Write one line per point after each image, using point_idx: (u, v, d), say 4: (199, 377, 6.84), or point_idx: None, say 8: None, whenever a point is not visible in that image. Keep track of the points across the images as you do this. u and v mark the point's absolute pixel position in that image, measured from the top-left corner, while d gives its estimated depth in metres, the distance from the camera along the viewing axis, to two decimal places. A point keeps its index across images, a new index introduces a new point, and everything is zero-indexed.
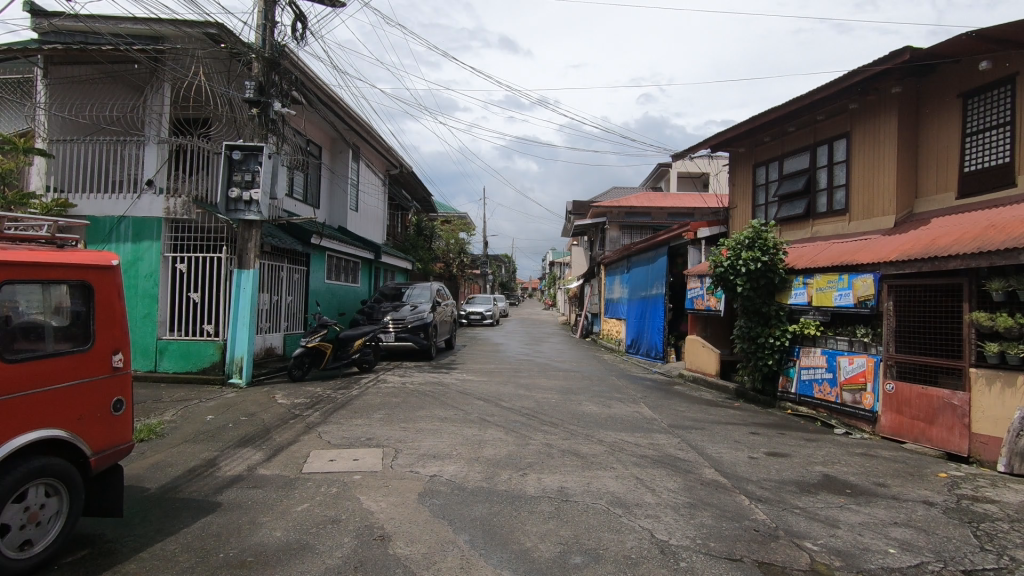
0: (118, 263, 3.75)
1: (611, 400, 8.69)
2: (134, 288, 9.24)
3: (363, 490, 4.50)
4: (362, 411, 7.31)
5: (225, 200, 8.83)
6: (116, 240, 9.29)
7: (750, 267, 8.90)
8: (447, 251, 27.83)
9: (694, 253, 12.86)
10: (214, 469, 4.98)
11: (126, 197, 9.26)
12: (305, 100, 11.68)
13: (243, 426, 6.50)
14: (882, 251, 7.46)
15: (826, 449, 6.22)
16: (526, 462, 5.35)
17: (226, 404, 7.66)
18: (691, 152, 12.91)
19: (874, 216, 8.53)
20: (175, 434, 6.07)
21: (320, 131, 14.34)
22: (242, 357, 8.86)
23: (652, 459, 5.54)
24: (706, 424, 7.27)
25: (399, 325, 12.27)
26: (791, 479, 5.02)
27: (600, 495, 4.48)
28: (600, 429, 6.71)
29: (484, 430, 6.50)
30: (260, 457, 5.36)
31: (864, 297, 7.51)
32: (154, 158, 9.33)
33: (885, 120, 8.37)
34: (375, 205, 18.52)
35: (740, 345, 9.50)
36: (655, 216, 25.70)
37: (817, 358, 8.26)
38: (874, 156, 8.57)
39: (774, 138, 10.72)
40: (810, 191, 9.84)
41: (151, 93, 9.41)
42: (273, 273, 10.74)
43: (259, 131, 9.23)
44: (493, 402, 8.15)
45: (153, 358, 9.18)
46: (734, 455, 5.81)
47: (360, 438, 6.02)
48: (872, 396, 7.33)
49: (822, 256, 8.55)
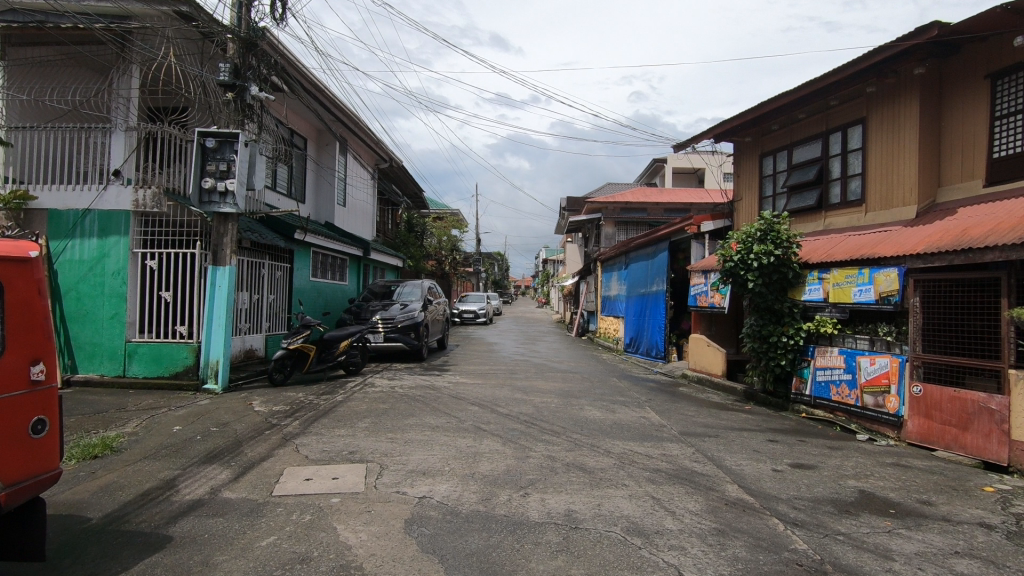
0: (38, 255, 3.15)
1: (614, 404, 8.11)
2: (100, 287, 8.59)
3: (341, 518, 3.90)
4: (346, 420, 6.70)
5: (198, 191, 8.21)
6: (82, 235, 8.64)
7: (763, 261, 8.37)
8: (440, 248, 27.13)
9: (697, 248, 12.19)
10: (171, 492, 4.35)
11: (91, 188, 8.61)
12: (288, 88, 11.00)
13: (213, 438, 5.87)
14: (906, 243, 6.94)
15: (855, 460, 5.67)
16: (527, 479, 4.76)
17: (197, 412, 7.00)
18: (693, 143, 12.33)
19: (893, 206, 8.01)
20: (135, 448, 5.44)
21: (305, 121, 13.69)
22: (217, 360, 8.24)
23: (668, 474, 4.98)
24: (719, 431, 6.71)
25: (389, 325, 11.65)
26: (825, 497, 4.48)
27: (614, 521, 3.91)
28: (605, 438, 6.15)
29: (479, 440, 5.91)
30: (227, 476, 4.73)
31: (887, 293, 6.96)
32: (121, 146, 8.63)
33: (905, 104, 7.86)
34: (364, 201, 17.87)
35: (749, 343, 8.94)
36: (651, 212, 25.27)
37: (835, 358, 7.73)
38: (893, 142, 8.05)
39: (783, 126, 10.19)
40: (822, 181, 9.31)
41: (117, 76, 8.68)
42: (252, 270, 10.08)
43: (235, 117, 8.58)
44: (488, 407, 7.57)
45: (121, 362, 8.51)
46: (757, 468, 5.25)
47: (341, 452, 5.41)
48: (898, 400, 6.79)
49: (838, 249, 8.02)
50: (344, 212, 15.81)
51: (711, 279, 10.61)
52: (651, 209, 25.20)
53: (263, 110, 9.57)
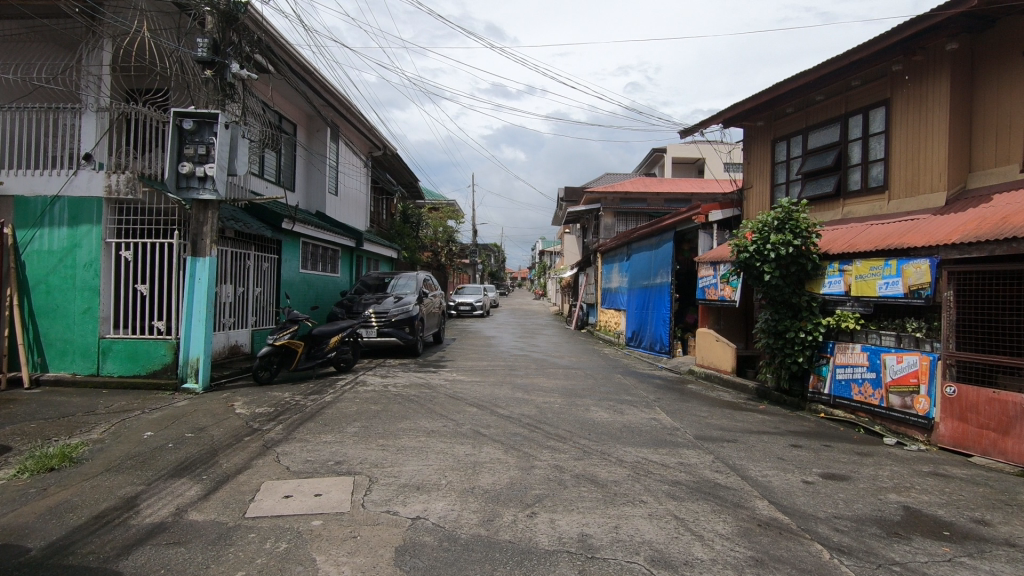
0: None
1: (622, 405, 7.61)
2: (71, 279, 8.01)
3: (321, 546, 3.39)
4: (334, 424, 6.18)
5: (174, 176, 7.64)
6: (51, 224, 8.05)
7: (780, 252, 7.84)
8: (435, 239, 26.43)
9: (705, 239, 11.66)
10: (130, 514, 3.82)
11: (60, 173, 8.02)
12: (273, 68, 10.37)
13: (186, 446, 5.34)
14: (938, 232, 6.44)
15: (889, 469, 5.18)
16: (533, 495, 4.25)
17: (172, 415, 6.46)
18: (701, 129, 11.78)
19: (919, 193, 7.50)
20: (98, 459, 4.92)
21: (293, 105, 13.06)
22: (197, 358, 7.70)
23: (689, 487, 4.48)
24: (737, 435, 6.24)
25: (382, 319, 11.15)
26: (868, 517, 3.99)
27: (635, 548, 3.43)
28: (616, 445, 5.63)
29: (479, 448, 5.40)
30: (196, 493, 4.20)
31: (917, 286, 6.46)
32: (92, 128, 8.02)
33: (934, 83, 7.34)
34: (357, 189, 17.27)
35: (763, 339, 8.45)
36: (651, 202, 24.78)
37: (857, 356, 7.23)
38: (920, 125, 7.53)
39: (798, 109, 9.65)
40: (840, 167, 8.78)
41: (87, 51, 8.05)
42: (236, 261, 9.51)
43: (215, 97, 7.99)
44: (488, 408, 7.06)
45: (94, 359, 7.96)
46: (786, 480, 4.75)
47: (327, 463, 4.89)
48: (928, 400, 6.31)
49: (860, 239, 7.51)
50: (335, 202, 15.21)
51: (721, 271, 10.10)
52: (651, 200, 24.68)
53: (246, 90, 8.95)
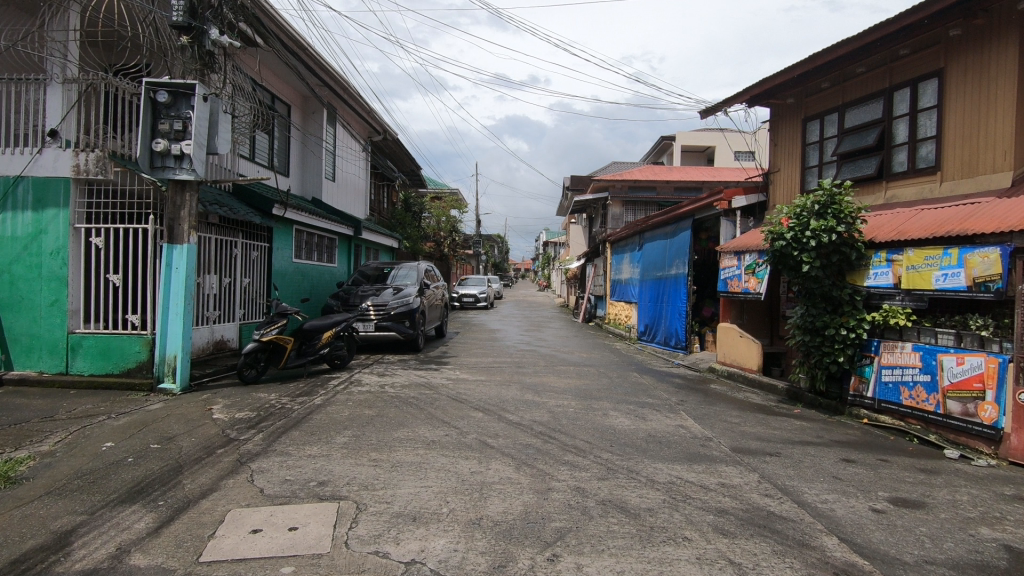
0: None
1: (643, 409, 6.85)
2: (37, 269, 7.28)
3: None
4: (322, 433, 5.44)
5: (148, 154, 6.87)
6: (13, 207, 7.31)
7: (821, 240, 7.06)
8: (438, 228, 25.61)
9: (728, 226, 10.79)
10: (56, 558, 3.09)
11: (24, 151, 7.26)
12: (260, 39, 9.58)
13: (147, 461, 4.61)
14: (1010, 217, 5.63)
15: (966, 492, 4.42)
16: (553, 530, 3.51)
17: (140, 422, 5.73)
18: (723, 108, 10.95)
19: (978, 174, 6.69)
20: (40, 479, 4.20)
21: (285, 83, 12.25)
22: (175, 356, 6.97)
23: (739, 519, 3.73)
24: (778, 447, 5.48)
25: (381, 312, 10.37)
26: (968, 563, 3.23)
27: None
28: (644, 460, 4.89)
29: (486, 464, 4.66)
30: (146, 526, 3.47)
31: (984, 279, 5.64)
32: (57, 102, 7.24)
33: (1000, 49, 6.52)
34: (356, 175, 16.49)
35: (798, 335, 7.67)
36: (660, 191, 23.90)
37: (908, 356, 6.45)
38: (981, 97, 6.70)
39: (834, 84, 8.82)
40: (883, 147, 7.96)
41: (50, 16, 7.26)
42: (222, 250, 8.77)
43: (192, 66, 7.20)
44: (495, 413, 6.31)
45: (63, 356, 7.26)
46: (852, 509, 3.99)
47: (308, 484, 4.15)
48: (995, 408, 5.54)
49: (912, 225, 6.70)
50: (332, 187, 14.42)
51: (746, 261, 9.31)
52: (660, 188, 23.80)
53: (229, 60, 8.15)
